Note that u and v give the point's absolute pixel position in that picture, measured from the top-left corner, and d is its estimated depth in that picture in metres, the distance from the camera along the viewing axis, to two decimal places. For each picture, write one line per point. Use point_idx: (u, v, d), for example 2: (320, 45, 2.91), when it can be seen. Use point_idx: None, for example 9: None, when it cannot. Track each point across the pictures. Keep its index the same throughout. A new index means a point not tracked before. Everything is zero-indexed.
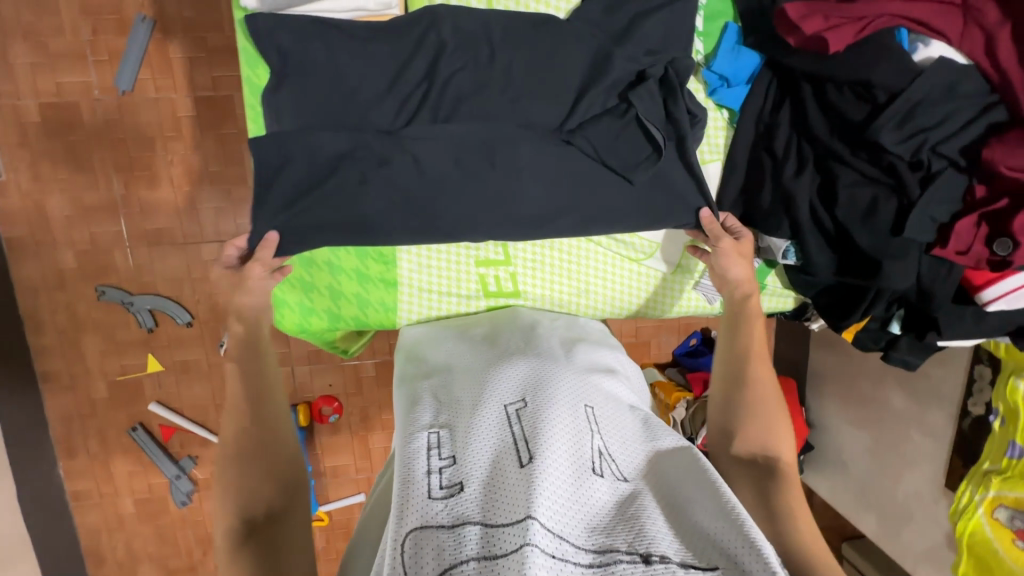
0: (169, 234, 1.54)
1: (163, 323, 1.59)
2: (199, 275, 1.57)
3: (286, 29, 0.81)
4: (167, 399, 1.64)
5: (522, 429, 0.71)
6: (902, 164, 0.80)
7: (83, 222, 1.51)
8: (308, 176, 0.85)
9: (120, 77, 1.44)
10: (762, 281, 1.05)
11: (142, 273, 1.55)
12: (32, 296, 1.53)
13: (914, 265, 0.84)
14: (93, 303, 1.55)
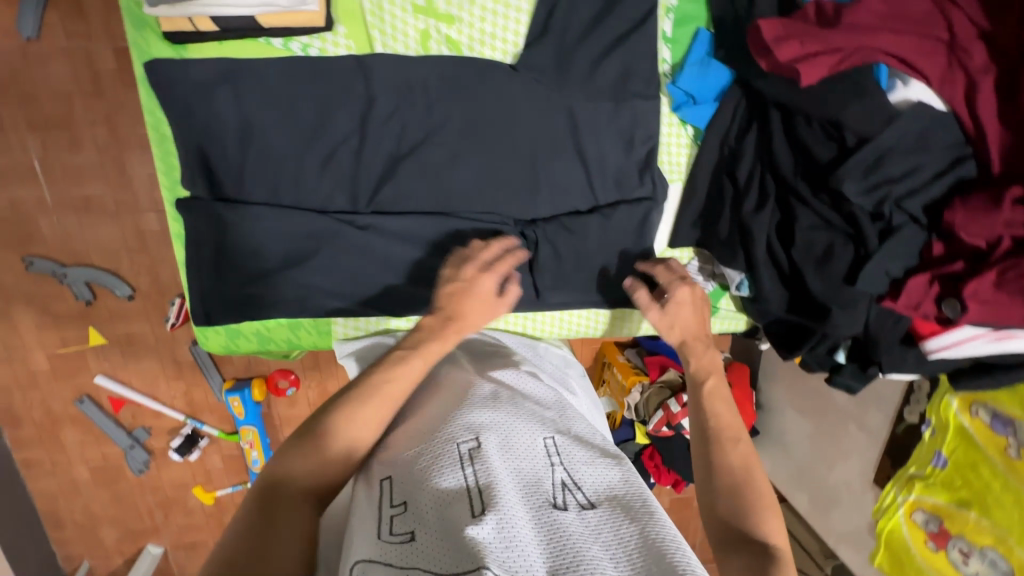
0: (98, 202, 1.41)
1: (103, 296, 1.49)
2: (138, 246, 1.46)
3: (199, 66, 0.75)
4: (113, 371, 1.57)
5: (474, 472, 0.66)
6: (863, 214, 0.75)
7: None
8: (242, 225, 0.82)
9: (21, 20, 1.24)
10: (716, 303, 1.02)
11: (72, 243, 1.43)
12: None
13: (862, 313, 0.81)
14: (22, 274, 1.44)
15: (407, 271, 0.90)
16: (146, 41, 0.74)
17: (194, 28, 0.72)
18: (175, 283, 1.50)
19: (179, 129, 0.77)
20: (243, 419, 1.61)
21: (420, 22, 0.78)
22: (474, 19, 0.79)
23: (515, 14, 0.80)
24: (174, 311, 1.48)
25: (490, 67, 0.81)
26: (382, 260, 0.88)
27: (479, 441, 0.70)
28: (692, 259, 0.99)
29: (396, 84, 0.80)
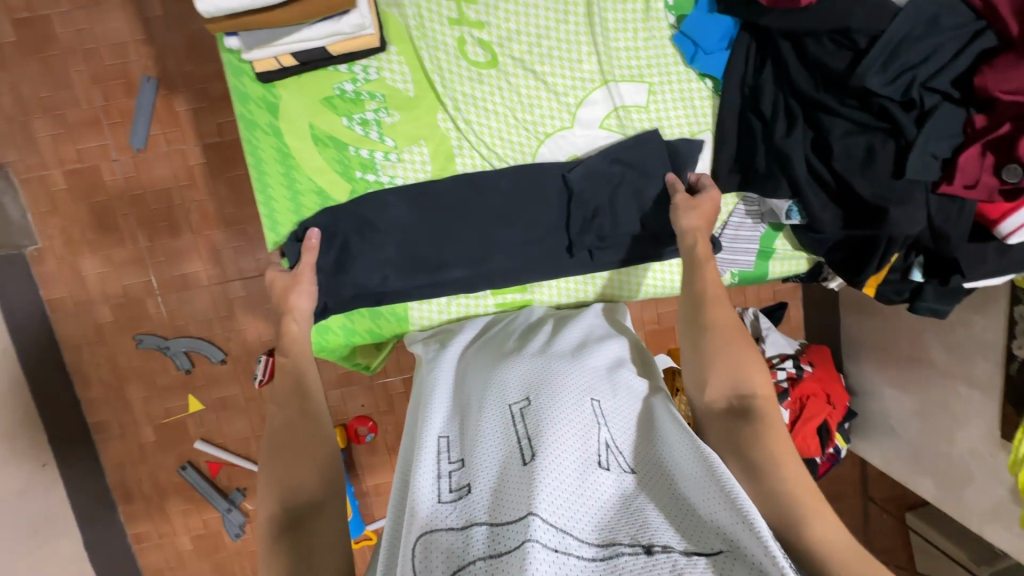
0: (195, 278, 1.61)
1: (199, 364, 1.65)
2: (227, 313, 1.63)
3: (293, 99, 0.92)
4: (211, 436, 1.68)
5: (525, 426, 0.70)
6: (894, 106, 0.78)
7: (116, 278, 1.59)
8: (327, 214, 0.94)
9: (133, 136, 1.53)
10: (771, 245, 1.04)
11: (174, 318, 1.62)
12: (76, 353, 1.61)
13: (924, 206, 0.82)
14: (132, 353, 1.62)
15: (462, 245, 0.98)
16: (244, 85, 0.90)
17: (279, 66, 0.88)
18: (260, 342, 1.66)
19: (283, 153, 0.93)
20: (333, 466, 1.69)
21: (455, 30, 0.92)
22: (500, 20, 0.93)
23: (535, 11, 0.93)
24: (261, 366, 1.57)
25: (522, 58, 0.94)
26: (444, 234, 0.97)
27: (527, 404, 0.73)
28: (737, 205, 1.02)
29: (444, 84, 0.93)
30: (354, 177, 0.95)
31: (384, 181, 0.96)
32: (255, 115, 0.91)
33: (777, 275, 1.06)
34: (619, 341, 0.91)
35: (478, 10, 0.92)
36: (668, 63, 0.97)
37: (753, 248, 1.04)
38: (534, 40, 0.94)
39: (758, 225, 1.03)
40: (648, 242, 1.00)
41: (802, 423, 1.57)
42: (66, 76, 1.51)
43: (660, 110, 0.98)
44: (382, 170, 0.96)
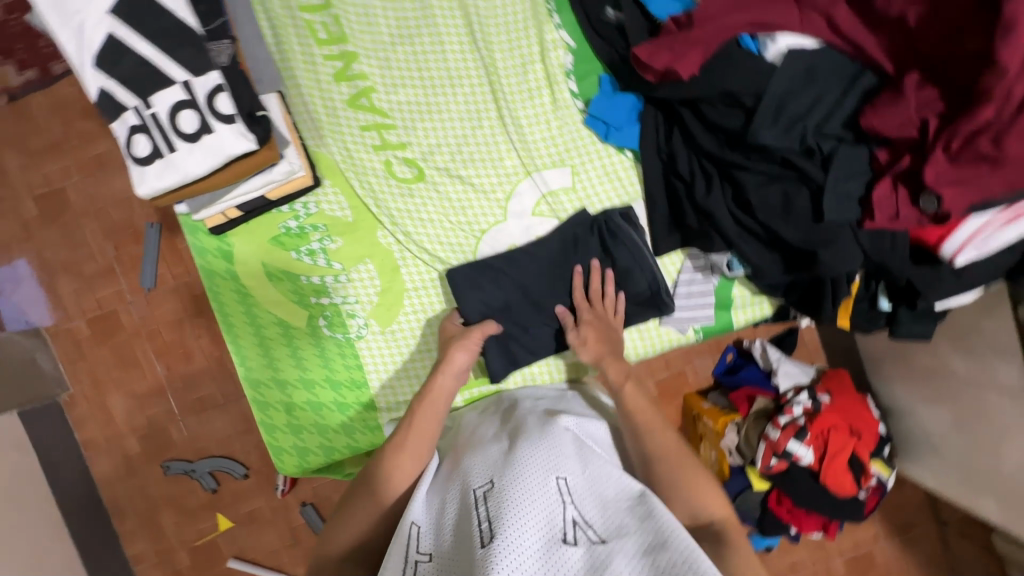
0: (211, 399, 1.67)
1: (225, 481, 1.66)
2: (244, 428, 1.67)
3: (247, 246, 1.00)
4: (244, 553, 1.67)
5: (489, 508, 0.67)
6: (795, 155, 0.79)
7: (139, 410, 1.66)
8: (286, 338, 1.01)
9: (143, 278, 1.64)
10: (729, 295, 1.03)
11: (196, 439, 1.66)
12: (114, 489, 1.65)
13: (856, 243, 0.80)
14: (163, 479, 1.66)
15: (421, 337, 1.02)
16: (200, 240, 0.99)
17: (226, 218, 0.97)
18: None
19: (243, 294, 1.00)
20: None
21: (379, 155, 1.00)
22: (420, 138, 1.00)
23: (451, 124, 1.00)
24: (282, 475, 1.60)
25: (446, 167, 1.00)
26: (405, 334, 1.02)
27: (492, 485, 0.70)
28: (684, 260, 1.03)
29: (378, 204, 1.00)
30: (310, 303, 1.01)
31: (338, 301, 1.01)
32: (213, 265, 1.00)
33: (743, 323, 1.04)
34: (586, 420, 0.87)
35: (398, 133, 1.00)
36: (584, 143, 1.01)
37: (709, 302, 1.03)
38: (456, 147, 1.01)
39: (710, 277, 1.02)
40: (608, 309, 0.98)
41: (830, 460, 1.48)
42: (82, 234, 1.65)
43: (586, 187, 1.02)
44: (334, 291, 1.01)
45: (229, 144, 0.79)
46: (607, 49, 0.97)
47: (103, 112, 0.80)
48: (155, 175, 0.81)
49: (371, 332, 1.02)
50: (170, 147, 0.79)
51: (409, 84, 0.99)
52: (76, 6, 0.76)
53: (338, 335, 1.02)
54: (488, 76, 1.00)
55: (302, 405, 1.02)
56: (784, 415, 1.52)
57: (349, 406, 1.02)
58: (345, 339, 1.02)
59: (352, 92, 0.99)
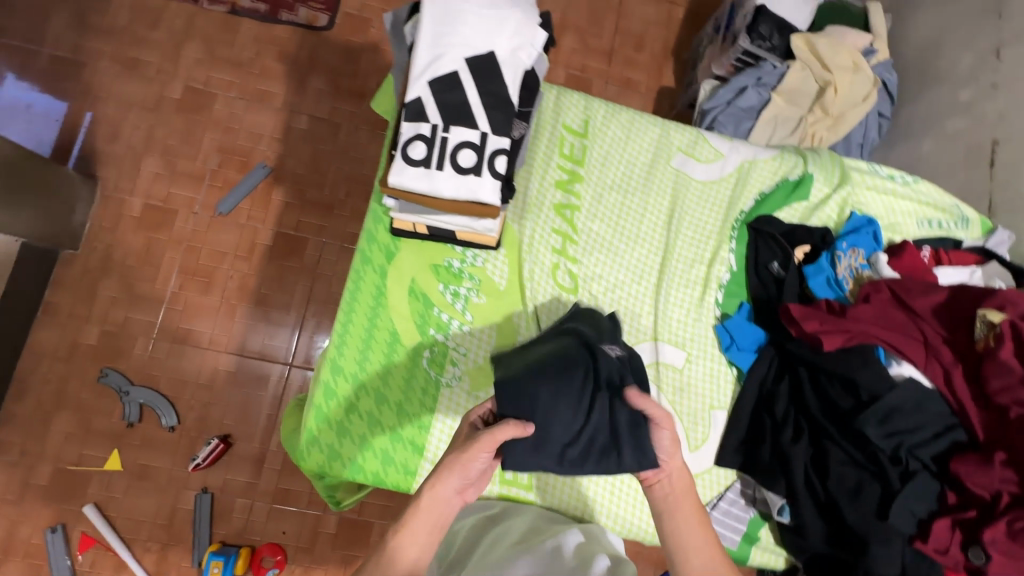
0: (197, 336, 1.76)
1: (145, 420, 1.68)
2: (206, 381, 1.73)
3: (408, 257, 1.09)
4: (105, 504, 1.63)
5: None
6: (884, 456, 0.94)
7: (124, 307, 1.75)
8: (387, 346, 1.05)
9: (222, 202, 1.83)
10: (756, 532, 1.11)
11: (151, 368, 1.72)
12: (36, 361, 1.68)
13: (900, 554, 0.92)
14: (91, 383, 1.69)
15: None
16: (376, 229, 1.08)
17: (412, 229, 1.07)
18: (219, 425, 1.71)
19: (379, 291, 1.07)
20: None
21: (554, 257, 1.14)
22: (591, 262, 1.15)
23: (618, 267, 1.16)
24: (207, 450, 1.64)
25: (596, 297, 1.14)
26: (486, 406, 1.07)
27: None
28: (734, 481, 1.13)
29: (532, 290, 1.11)
30: (426, 332, 1.07)
31: (449, 344, 1.07)
32: (371, 253, 1.07)
33: (756, 563, 1.11)
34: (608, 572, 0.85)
35: (577, 249, 1.15)
36: (707, 343, 1.16)
37: (738, 529, 1.10)
38: (614, 286, 1.15)
39: (749, 507, 1.11)
40: None
41: None
42: (199, 137, 1.88)
43: (691, 376, 1.15)
44: (451, 335, 1.08)
45: (485, 193, 0.93)
46: (758, 287, 1.17)
47: (407, 111, 0.94)
48: (412, 176, 0.93)
49: (459, 386, 1.06)
50: (439, 165, 0.93)
51: (606, 222, 1.17)
52: (447, 43, 0.95)
53: (432, 373, 1.06)
54: (664, 251, 1.18)
55: (361, 412, 1.03)
56: None
57: (400, 437, 1.03)
58: (435, 379, 1.06)
59: (562, 201, 1.16)
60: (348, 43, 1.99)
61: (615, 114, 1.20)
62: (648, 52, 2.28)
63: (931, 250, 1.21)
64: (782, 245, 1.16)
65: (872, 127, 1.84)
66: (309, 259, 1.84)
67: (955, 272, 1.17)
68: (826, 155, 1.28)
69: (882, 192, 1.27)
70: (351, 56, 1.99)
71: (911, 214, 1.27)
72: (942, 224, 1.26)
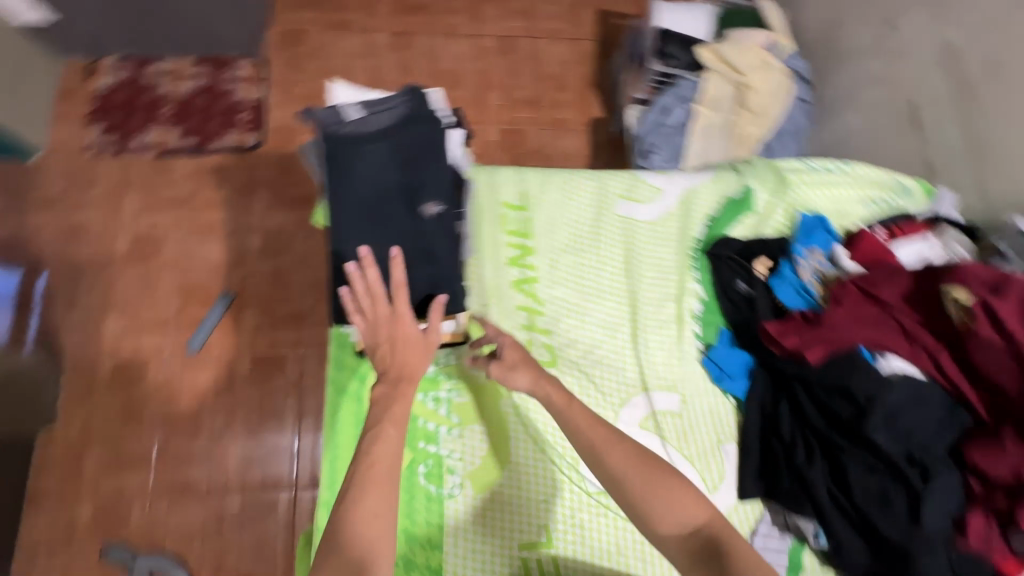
0: (195, 485, 1.69)
1: None
2: (213, 528, 1.66)
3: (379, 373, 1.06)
4: None
5: None
6: (899, 459, 0.93)
7: (114, 474, 1.68)
8: (378, 472, 1.01)
9: (192, 341, 1.80)
10: (799, 559, 1.05)
11: (153, 530, 1.64)
12: (32, 556, 1.60)
13: (948, 560, 0.87)
14: (95, 564, 1.61)
15: (504, 512, 1.03)
16: (342, 355, 1.06)
17: None
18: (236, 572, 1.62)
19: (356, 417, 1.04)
20: None
21: (525, 333, 1.13)
22: (563, 330, 1.14)
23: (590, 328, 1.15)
24: None
25: (576, 362, 1.12)
26: (495, 508, 1.03)
27: None
28: (763, 513, 1.09)
29: None
30: (416, 446, 1.04)
31: (442, 452, 1.05)
32: (344, 379, 1.05)
33: None
34: None
35: (546, 321, 1.14)
36: (699, 378, 1.15)
37: (782, 562, 1.04)
38: (593, 348, 1.14)
39: (785, 535, 1.07)
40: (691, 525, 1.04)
41: None
42: (156, 282, 1.86)
43: (690, 416, 1.13)
44: (442, 442, 1.05)
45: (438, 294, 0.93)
46: (732, 310, 1.16)
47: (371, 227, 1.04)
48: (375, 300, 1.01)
49: (462, 494, 1.03)
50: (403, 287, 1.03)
51: (567, 286, 1.17)
52: None
53: (432, 487, 1.03)
54: (631, 299, 1.18)
55: None
56: None
57: (414, 565, 0.98)
58: (436, 493, 1.03)
59: (519, 277, 1.15)
60: (283, 154, 2.01)
61: (549, 177, 1.22)
62: (570, 89, 2.34)
63: (884, 229, 1.24)
64: (743, 264, 1.18)
65: (796, 112, 1.88)
66: (291, 375, 1.80)
67: (911, 247, 1.21)
68: (760, 163, 1.29)
69: (823, 185, 1.29)
70: (288, 165, 2.00)
71: (856, 198, 1.30)
72: (889, 199, 1.30)
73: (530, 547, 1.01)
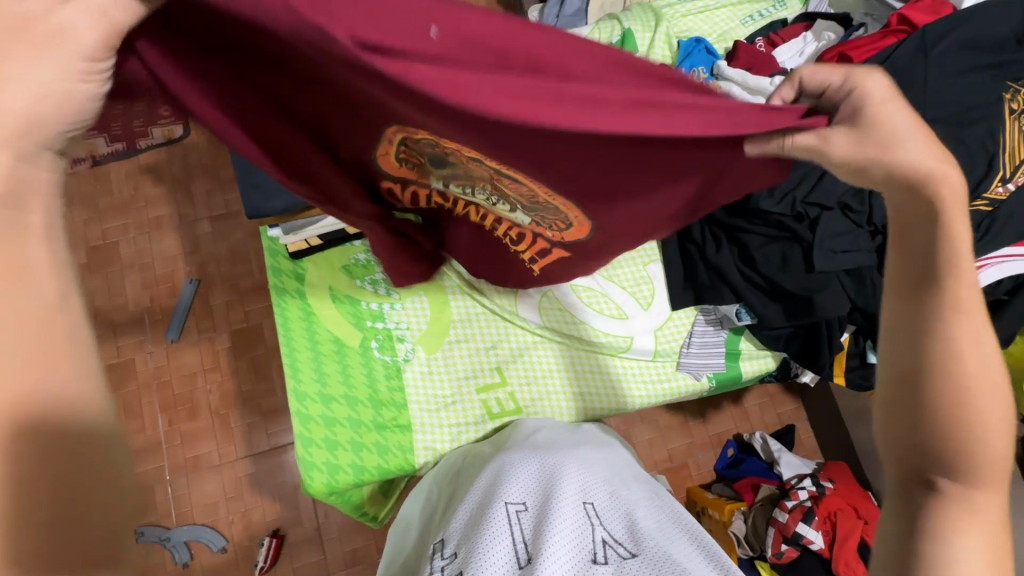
0: (206, 458, 1.62)
1: (199, 554, 1.56)
2: (234, 491, 1.60)
3: (322, 269, 1.14)
4: None
5: (524, 527, 0.75)
6: (788, 219, 0.99)
7: None
8: (336, 353, 1.10)
9: (169, 328, 1.70)
10: (736, 346, 1.17)
11: (180, 505, 1.58)
12: None
13: (843, 291, 0.97)
14: None
15: (457, 363, 1.13)
16: (277, 260, 1.13)
17: (309, 244, 1.14)
18: (264, 524, 1.59)
19: (308, 311, 1.11)
20: None
21: None
22: None
23: None
24: (264, 551, 1.53)
25: None
26: (445, 364, 1.13)
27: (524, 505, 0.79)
28: (696, 316, 1.18)
29: None
30: (365, 326, 1.12)
31: (391, 326, 1.13)
32: (284, 280, 1.12)
33: (751, 373, 1.17)
34: (602, 459, 0.92)
35: None
36: None
37: (719, 351, 1.16)
38: None
39: (720, 331, 1.17)
40: (629, 339, 1.15)
41: (840, 546, 1.48)
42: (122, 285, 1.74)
43: None
44: (388, 317, 1.14)
45: None
46: None
47: None
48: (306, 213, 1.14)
49: (417, 357, 1.12)
50: None
51: None
52: None
53: (387, 357, 1.11)
54: None
55: (341, 420, 1.06)
56: (790, 498, 1.56)
57: (387, 424, 1.07)
58: (394, 362, 1.11)
59: None
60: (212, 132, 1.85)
61: None
62: None
63: (763, 40, 1.27)
64: None
65: None
66: (273, 340, 1.73)
67: (790, 48, 1.24)
68: (636, 8, 1.34)
69: (698, 14, 1.34)
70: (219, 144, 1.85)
71: (735, 17, 1.34)
72: (766, 11, 1.35)
73: (487, 388, 1.12)
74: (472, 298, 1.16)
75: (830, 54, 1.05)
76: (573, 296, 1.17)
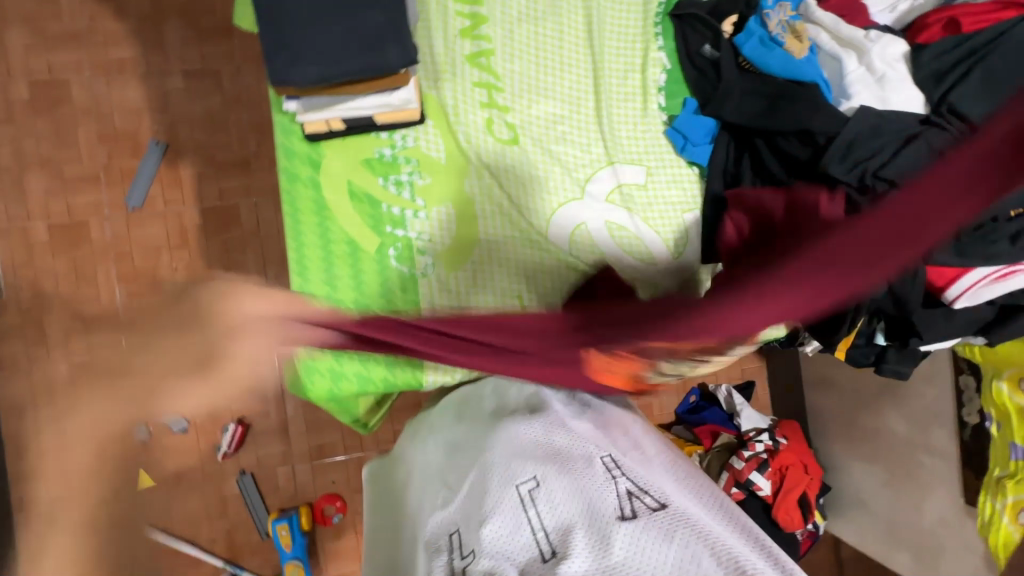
0: None
1: (159, 433, 1.49)
2: None
3: (339, 159, 1.01)
4: (157, 517, 1.48)
5: (537, 511, 0.71)
6: (852, 190, 0.93)
7: (82, 335, 1.46)
8: (349, 253, 1.01)
9: (131, 194, 1.51)
10: None
11: None
12: (20, 417, 1.45)
13: None
14: None
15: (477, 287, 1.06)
16: (291, 141, 0.99)
17: (328, 128, 0.98)
18: (230, 410, 1.53)
19: (320, 204, 1.00)
20: (290, 551, 1.48)
21: (484, 112, 1.06)
22: (524, 106, 1.08)
23: (553, 107, 1.10)
24: (228, 436, 1.50)
25: (539, 139, 1.08)
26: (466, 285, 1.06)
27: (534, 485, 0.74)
28: None
29: (473, 154, 1.06)
30: (383, 231, 1.02)
31: (411, 235, 1.03)
32: (297, 165, 1.00)
33: None
34: (605, 417, 0.88)
35: (506, 97, 1.07)
36: (662, 151, 1.12)
37: None
38: (562, 131, 1.10)
39: None
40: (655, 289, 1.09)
41: (783, 495, 1.63)
42: (72, 135, 1.50)
43: (656, 188, 1.11)
44: (410, 226, 1.04)
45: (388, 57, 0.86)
46: (699, 77, 1.11)
47: None
48: None
49: (436, 273, 1.04)
50: None
51: (527, 59, 1.09)
52: None
53: (404, 268, 1.03)
54: (595, 69, 1.11)
55: None
56: (747, 449, 1.68)
57: None
58: (410, 274, 1.03)
59: (474, 49, 1.07)
60: None
61: None
62: None
63: None
64: (711, 24, 1.10)
65: None
66: (250, 225, 1.56)
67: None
68: None
69: None
70: None
71: None
72: None
73: None
74: (503, 219, 1.07)
75: (936, 16, 0.98)
76: (609, 234, 1.09)
